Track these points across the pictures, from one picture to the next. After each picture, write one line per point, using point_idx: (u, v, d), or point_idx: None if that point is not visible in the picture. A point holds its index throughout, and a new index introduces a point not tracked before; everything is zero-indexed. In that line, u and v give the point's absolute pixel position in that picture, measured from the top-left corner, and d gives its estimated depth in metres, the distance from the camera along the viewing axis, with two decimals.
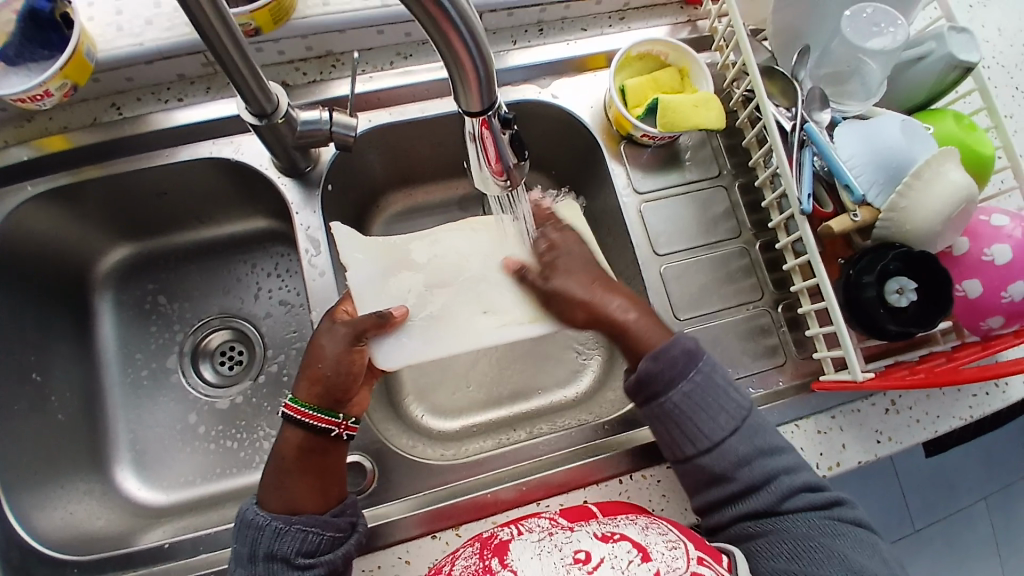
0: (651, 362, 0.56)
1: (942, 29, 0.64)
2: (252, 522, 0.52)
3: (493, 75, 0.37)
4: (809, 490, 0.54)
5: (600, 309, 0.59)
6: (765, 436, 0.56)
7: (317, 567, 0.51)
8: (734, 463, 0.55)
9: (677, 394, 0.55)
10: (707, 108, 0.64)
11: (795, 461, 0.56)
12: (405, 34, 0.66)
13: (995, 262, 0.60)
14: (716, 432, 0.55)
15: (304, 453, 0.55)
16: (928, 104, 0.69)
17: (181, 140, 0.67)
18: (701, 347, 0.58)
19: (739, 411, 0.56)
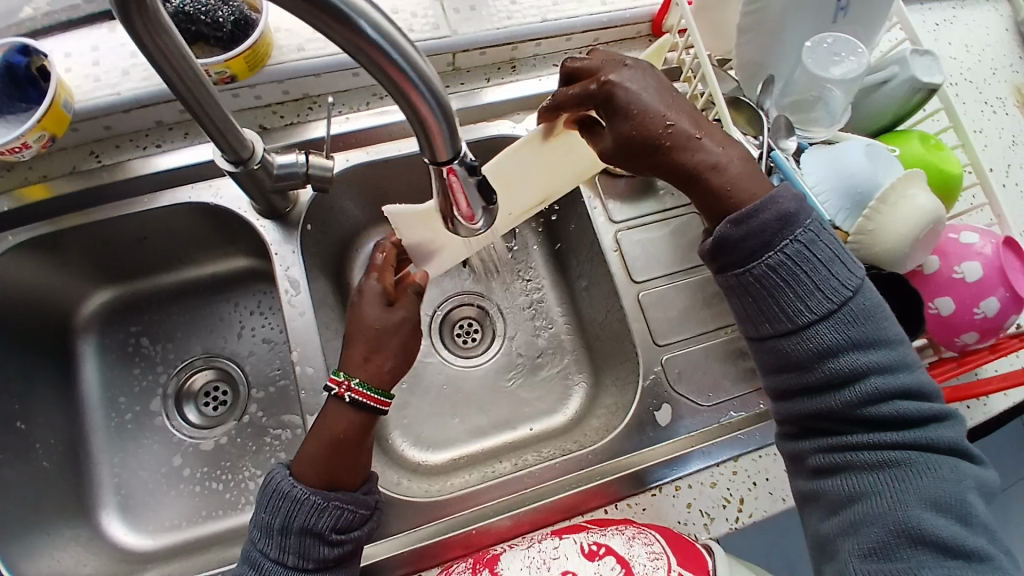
0: (732, 227, 0.51)
1: (904, 53, 0.65)
2: (285, 491, 0.52)
3: (457, 127, 0.39)
4: (895, 388, 0.50)
5: (677, 156, 0.52)
6: (861, 323, 0.51)
7: (346, 543, 0.53)
8: (816, 351, 0.51)
9: (763, 267, 0.51)
10: None
11: (889, 356, 0.51)
12: None
13: (966, 280, 0.61)
14: (803, 312, 0.51)
15: (360, 433, 0.55)
16: (894, 124, 0.69)
17: (162, 186, 0.68)
18: (804, 211, 0.51)
19: (836, 292, 0.50)
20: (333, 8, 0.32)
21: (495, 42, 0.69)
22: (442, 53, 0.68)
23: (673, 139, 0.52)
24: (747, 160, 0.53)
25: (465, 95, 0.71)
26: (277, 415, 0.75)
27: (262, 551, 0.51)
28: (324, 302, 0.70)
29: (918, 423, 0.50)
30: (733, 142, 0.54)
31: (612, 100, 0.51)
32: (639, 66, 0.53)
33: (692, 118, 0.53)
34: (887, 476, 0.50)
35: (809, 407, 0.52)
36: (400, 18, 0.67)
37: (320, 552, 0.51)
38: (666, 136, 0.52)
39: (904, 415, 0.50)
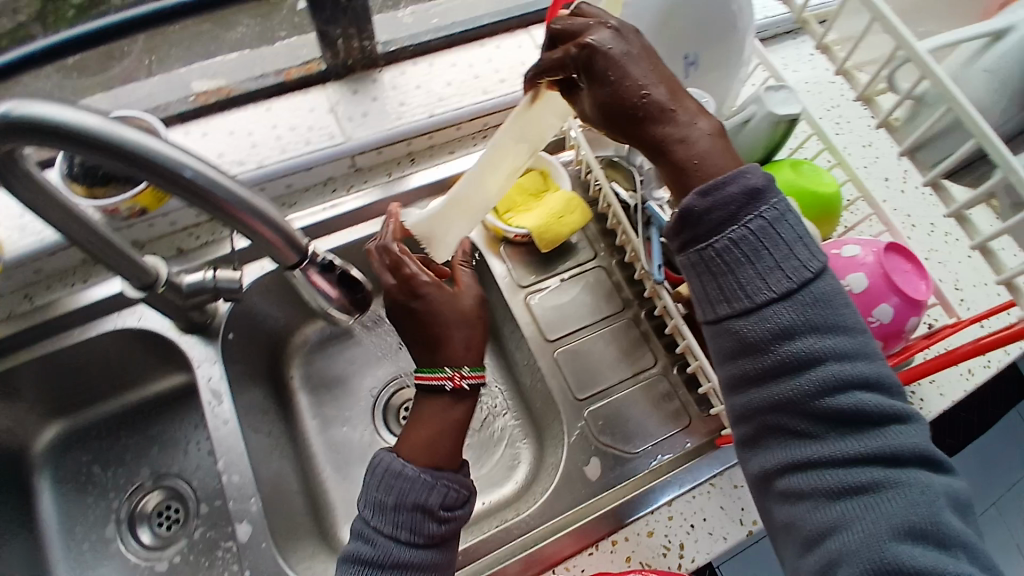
0: (698, 198, 0.49)
1: (758, 93, 0.70)
2: (390, 472, 0.53)
3: (299, 235, 0.46)
4: (864, 382, 0.47)
5: (650, 128, 0.51)
6: (824, 307, 0.48)
7: (452, 521, 0.53)
8: (774, 332, 0.48)
9: (725, 239, 0.49)
10: (571, 209, 0.72)
11: (855, 342, 0.48)
12: (286, 186, 0.75)
13: (853, 292, 0.63)
14: (763, 290, 0.49)
15: (438, 416, 0.57)
16: (768, 155, 0.73)
17: (94, 316, 0.72)
18: (773, 187, 0.50)
19: (799, 270, 0.48)
20: (160, 162, 0.39)
21: (389, 140, 0.75)
22: (340, 158, 0.74)
23: (648, 109, 0.50)
24: (717, 134, 0.52)
25: (368, 191, 0.76)
26: (230, 524, 0.76)
27: (373, 526, 0.51)
28: (257, 405, 0.72)
29: (885, 425, 0.47)
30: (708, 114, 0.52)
31: (592, 66, 0.50)
32: (622, 28, 0.51)
33: (671, 85, 0.52)
34: (854, 486, 0.46)
35: (768, 401, 0.49)
36: (298, 133, 0.73)
37: (431, 528, 0.52)
38: (639, 107, 0.50)
39: (870, 412, 0.47)
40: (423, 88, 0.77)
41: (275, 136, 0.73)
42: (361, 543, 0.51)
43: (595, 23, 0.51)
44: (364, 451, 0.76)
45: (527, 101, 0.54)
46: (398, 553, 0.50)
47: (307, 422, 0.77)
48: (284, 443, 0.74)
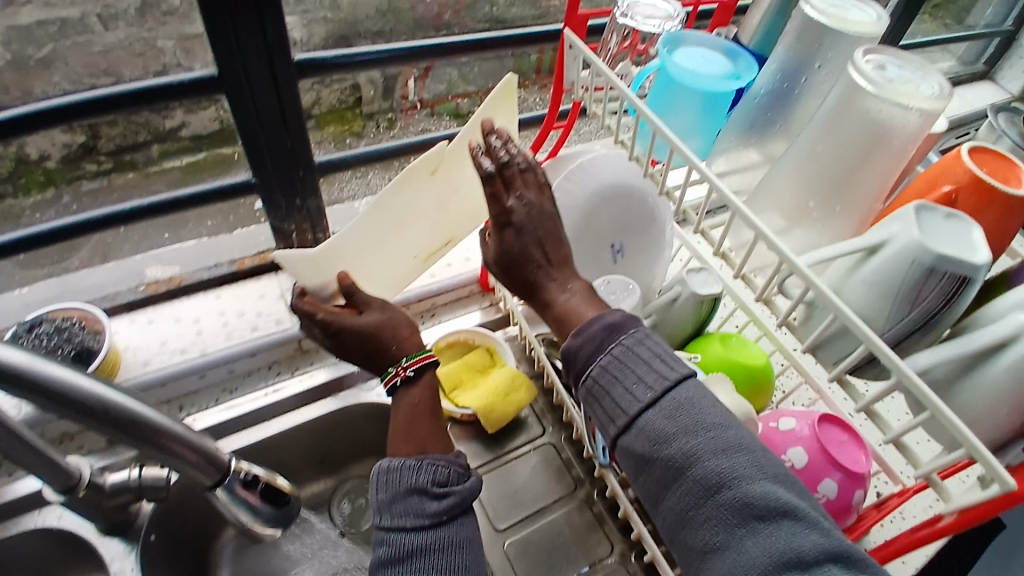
0: (574, 338, 0.50)
1: (681, 275, 0.76)
2: (382, 475, 0.51)
3: (220, 453, 0.49)
4: (745, 478, 0.41)
5: (544, 290, 0.54)
6: (693, 410, 0.44)
7: (451, 495, 0.50)
8: (652, 441, 0.44)
9: (595, 365, 0.48)
10: (516, 387, 0.74)
11: (731, 439, 0.43)
12: (229, 372, 0.75)
13: (795, 467, 0.64)
14: (632, 403, 0.46)
15: (406, 412, 0.56)
16: (699, 330, 0.78)
17: (3, 518, 0.66)
18: (633, 318, 0.50)
19: (658, 380, 0.45)
20: (81, 397, 0.41)
21: None
22: (287, 341, 0.76)
23: (538, 276, 0.54)
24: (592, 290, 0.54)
25: (315, 372, 0.77)
26: None
27: (382, 529, 0.49)
28: None
29: (783, 527, 0.39)
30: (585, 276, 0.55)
31: (512, 219, 0.53)
32: (536, 201, 0.55)
33: (564, 242, 0.56)
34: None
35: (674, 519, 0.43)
36: (245, 320, 0.77)
37: (429, 507, 0.49)
38: (531, 272, 0.54)
39: (763, 515, 0.40)
40: None
41: (221, 322, 0.76)
42: (380, 548, 0.49)
43: (515, 156, 0.54)
44: None
45: (433, 168, 0.53)
46: (415, 542, 0.48)
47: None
48: None
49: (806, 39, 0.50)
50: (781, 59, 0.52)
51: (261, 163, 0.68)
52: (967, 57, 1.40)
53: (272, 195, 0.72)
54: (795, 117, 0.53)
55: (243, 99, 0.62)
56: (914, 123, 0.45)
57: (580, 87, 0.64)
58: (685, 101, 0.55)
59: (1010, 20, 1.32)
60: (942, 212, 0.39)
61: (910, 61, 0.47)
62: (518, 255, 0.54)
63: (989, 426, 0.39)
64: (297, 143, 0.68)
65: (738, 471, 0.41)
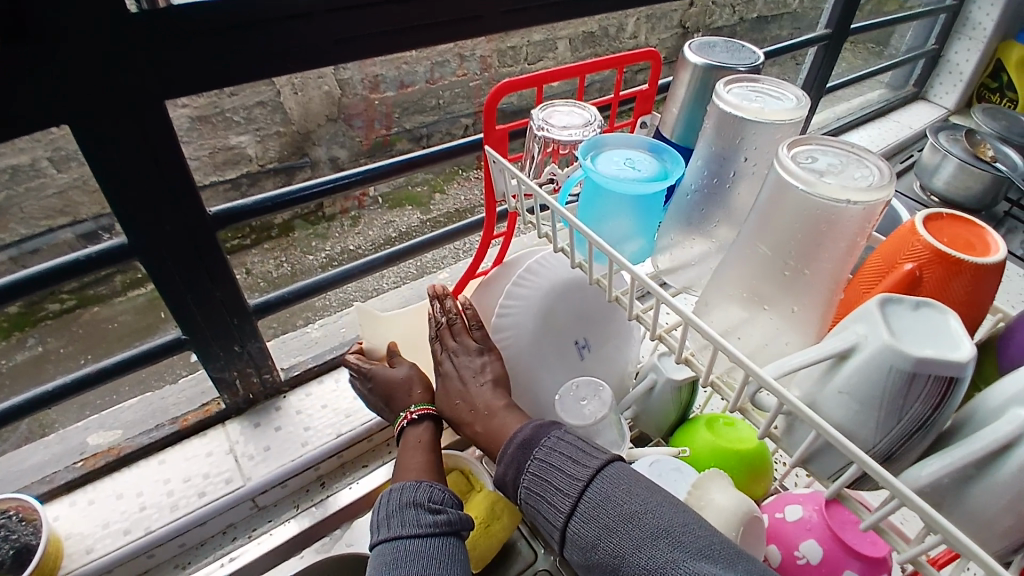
0: (497, 467, 0.52)
1: (653, 359, 0.73)
2: (386, 494, 0.52)
3: None
4: (673, 564, 0.41)
5: (466, 425, 0.57)
6: (613, 507, 0.45)
7: (446, 514, 0.50)
8: (583, 552, 0.44)
9: (519, 488, 0.49)
10: (496, 515, 0.68)
11: (651, 528, 0.43)
12: (180, 544, 0.69)
13: (813, 564, 0.58)
14: (558, 517, 0.46)
15: (416, 447, 0.59)
16: (684, 414, 0.74)
17: None
18: (542, 425, 0.51)
19: (570, 485, 0.46)
20: None
21: (294, 472, 0.72)
22: (238, 503, 0.70)
23: (462, 411, 0.58)
24: (512, 407, 0.56)
25: (276, 529, 0.70)
26: None
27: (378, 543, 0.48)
28: None
29: None
30: (505, 395, 0.58)
31: (439, 364, 0.61)
32: (462, 345, 0.61)
33: (496, 367, 0.60)
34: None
35: None
36: (192, 484, 0.71)
37: (423, 521, 0.49)
38: (455, 407, 0.59)
39: None
40: (329, 407, 0.78)
41: (166, 491, 0.70)
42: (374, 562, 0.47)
43: (440, 308, 0.64)
44: None
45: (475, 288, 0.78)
46: (413, 544, 0.47)
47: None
48: None
49: (725, 131, 0.49)
50: (706, 155, 0.51)
51: (192, 320, 0.66)
52: (896, 82, 1.56)
53: (210, 348, 0.70)
54: (733, 204, 0.52)
55: (162, 263, 0.61)
56: (857, 215, 0.41)
57: (512, 197, 0.62)
58: (616, 208, 0.53)
59: (930, 41, 1.46)
60: (908, 304, 0.36)
61: (837, 148, 0.44)
62: (448, 393, 0.60)
63: (995, 529, 0.35)
64: (228, 293, 0.67)
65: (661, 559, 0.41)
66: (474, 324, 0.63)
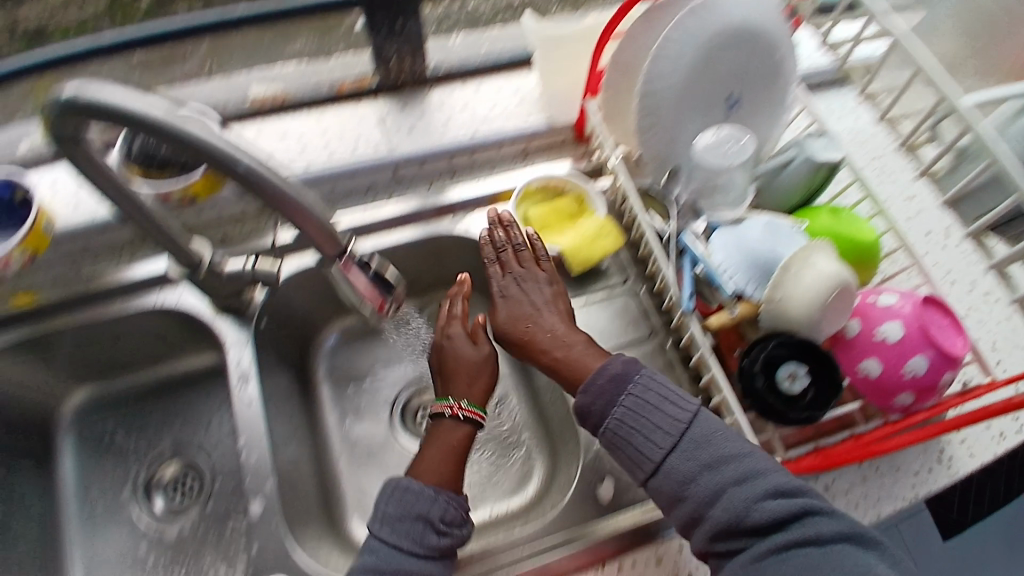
0: (584, 396, 0.60)
1: (800, 138, 0.73)
2: (396, 487, 0.58)
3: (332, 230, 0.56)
4: (761, 501, 0.52)
5: (535, 347, 0.66)
6: (710, 447, 0.55)
7: (450, 536, 0.58)
8: (678, 481, 0.55)
9: (612, 417, 0.58)
10: (601, 236, 0.73)
11: (743, 468, 0.54)
12: (331, 189, 0.79)
13: (888, 341, 0.63)
14: (657, 452, 0.56)
15: (462, 445, 0.65)
16: (808, 198, 0.74)
17: (137, 291, 0.74)
18: (633, 365, 0.60)
19: (672, 425, 0.56)
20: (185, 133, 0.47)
21: (430, 155, 0.79)
22: (382, 166, 0.78)
23: (533, 332, 0.66)
24: (591, 343, 0.65)
25: (409, 197, 0.79)
26: (238, 504, 0.77)
27: (381, 539, 0.56)
28: (282, 394, 0.76)
29: (801, 518, 0.52)
30: (577, 331, 0.66)
31: (506, 292, 0.69)
32: (530, 273, 0.69)
33: (562, 313, 0.67)
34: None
35: (714, 533, 0.53)
36: (346, 141, 0.79)
37: (431, 540, 0.56)
38: (522, 327, 0.67)
39: (779, 518, 0.52)
40: (468, 109, 0.82)
41: (323, 142, 0.79)
42: (368, 555, 0.55)
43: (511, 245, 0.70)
44: (379, 447, 0.80)
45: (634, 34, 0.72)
46: (406, 564, 0.55)
47: (332, 430, 0.80)
48: (303, 426, 0.78)
49: None
50: None
51: None
52: None
53: (375, 16, 0.72)
54: None
55: None
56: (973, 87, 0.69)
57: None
58: None
59: None
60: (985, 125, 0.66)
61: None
62: (505, 316, 0.67)
63: None
64: None
65: (752, 490, 0.53)
66: (545, 259, 0.71)
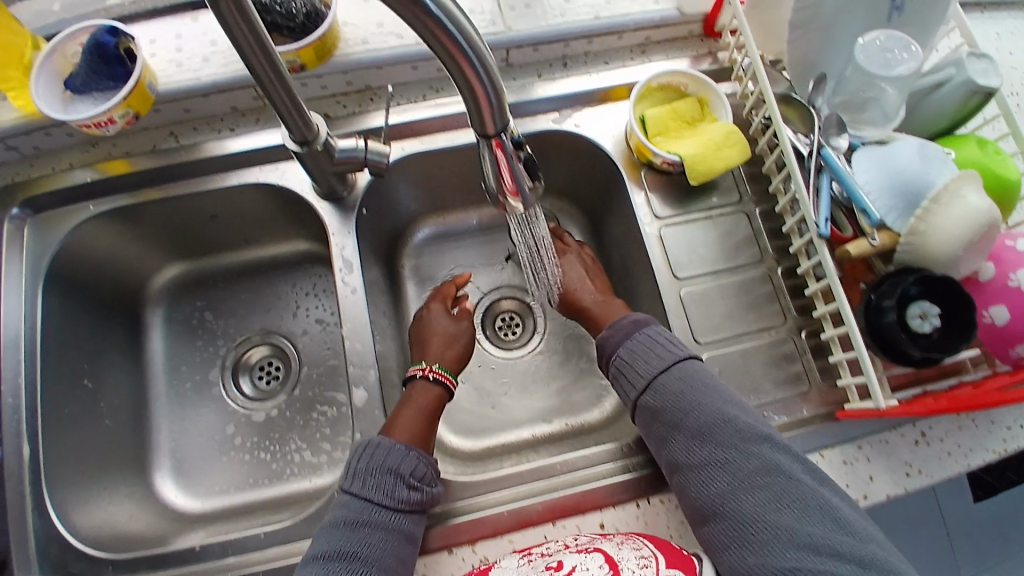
0: (608, 330, 0.65)
1: (961, 55, 0.64)
2: (372, 446, 0.57)
3: (503, 101, 0.42)
4: (737, 429, 0.55)
5: (576, 298, 0.74)
6: (701, 379, 0.58)
7: (420, 492, 0.57)
8: (666, 398, 0.58)
9: (619, 346, 0.62)
10: (728, 146, 0.67)
11: (729, 402, 0.57)
12: (438, 70, 0.71)
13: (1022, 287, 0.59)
14: (652, 373, 0.59)
15: (436, 404, 0.65)
16: (953, 128, 0.68)
17: (232, 167, 0.69)
18: (649, 315, 0.65)
19: (671, 353, 0.60)
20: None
21: (548, 39, 0.71)
22: (496, 48, 0.71)
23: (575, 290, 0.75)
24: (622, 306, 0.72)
25: (522, 87, 0.73)
26: (325, 394, 0.77)
27: (354, 493, 0.55)
28: (376, 287, 0.75)
29: (765, 447, 0.54)
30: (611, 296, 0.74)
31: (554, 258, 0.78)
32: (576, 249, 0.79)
33: (601, 284, 0.76)
34: (765, 518, 0.50)
35: (681, 447, 0.56)
36: None
37: (402, 493, 0.55)
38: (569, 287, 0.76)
39: (747, 441, 0.54)
40: None
41: None
42: (340, 507, 0.54)
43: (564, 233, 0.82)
44: None
45: None
46: (376, 514, 0.54)
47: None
48: (391, 321, 0.78)
49: None
50: None
51: None
52: None
53: None
54: None
55: None
56: None
57: None
58: None
59: None
60: None
61: None
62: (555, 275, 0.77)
63: None
64: None
65: (729, 415, 0.56)
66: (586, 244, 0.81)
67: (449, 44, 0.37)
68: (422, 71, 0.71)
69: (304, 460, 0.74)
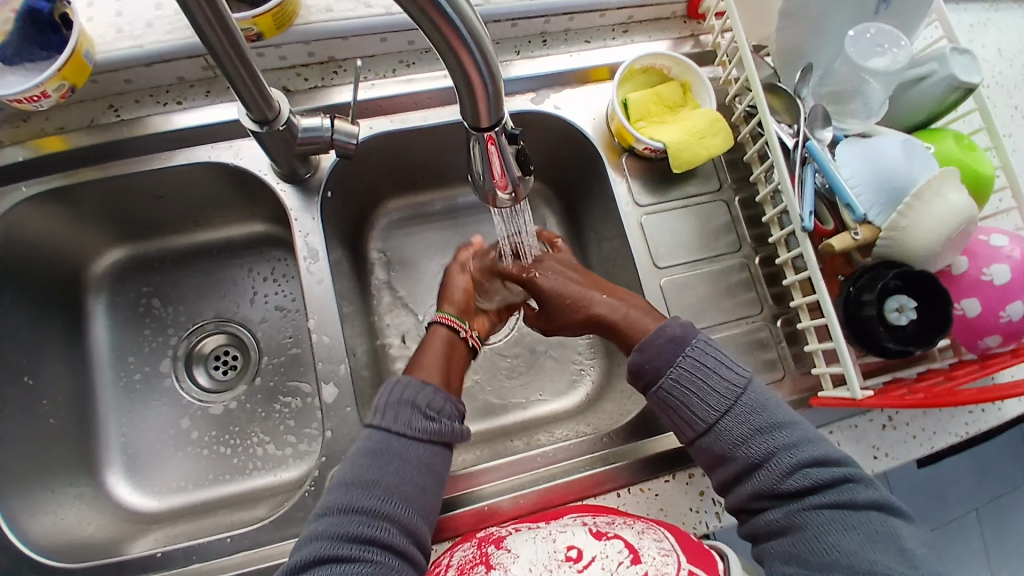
0: (638, 354, 0.59)
1: (944, 49, 0.63)
2: (392, 385, 0.57)
3: (501, 93, 0.38)
4: (805, 468, 0.52)
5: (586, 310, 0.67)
6: (761, 413, 0.55)
7: (438, 424, 0.56)
8: (730, 443, 0.55)
9: (665, 378, 0.58)
10: (712, 134, 0.66)
11: (796, 437, 0.54)
12: (408, 42, 0.66)
13: (994, 283, 0.60)
14: (710, 415, 0.56)
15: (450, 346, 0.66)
16: (929, 123, 0.68)
17: (181, 144, 0.64)
18: (690, 331, 0.60)
19: (727, 390, 0.56)
20: None
21: (526, 14, 0.67)
22: None
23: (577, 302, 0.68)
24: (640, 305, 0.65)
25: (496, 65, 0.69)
26: (285, 386, 0.73)
27: (384, 426, 0.54)
28: (341, 271, 0.71)
29: (840, 483, 0.52)
30: (625, 296, 0.66)
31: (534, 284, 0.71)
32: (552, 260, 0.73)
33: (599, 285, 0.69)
34: (829, 542, 0.49)
35: (747, 490, 0.54)
36: None
37: (424, 425, 0.55)
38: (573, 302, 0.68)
39: (819, 482, 0.52)
40: None
41: None
42: (369, 437, 0.54)
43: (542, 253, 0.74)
44: None
45: None
46: (409, 449, 0.54)
47: (384, 316, 0.77)
48: (359, 307, 0.74)
49: None
50: None
51: None
52: None
53: None
54: None
55: None
56: None
57: None
58: None
59: None
60: None
61: None
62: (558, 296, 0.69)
63: None
64: None
65: (797, 454, 0.53)
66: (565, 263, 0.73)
67: (447, 30, 0.33)
68: (389, 44, 0.66)
69: (267, 454, 0.70)
